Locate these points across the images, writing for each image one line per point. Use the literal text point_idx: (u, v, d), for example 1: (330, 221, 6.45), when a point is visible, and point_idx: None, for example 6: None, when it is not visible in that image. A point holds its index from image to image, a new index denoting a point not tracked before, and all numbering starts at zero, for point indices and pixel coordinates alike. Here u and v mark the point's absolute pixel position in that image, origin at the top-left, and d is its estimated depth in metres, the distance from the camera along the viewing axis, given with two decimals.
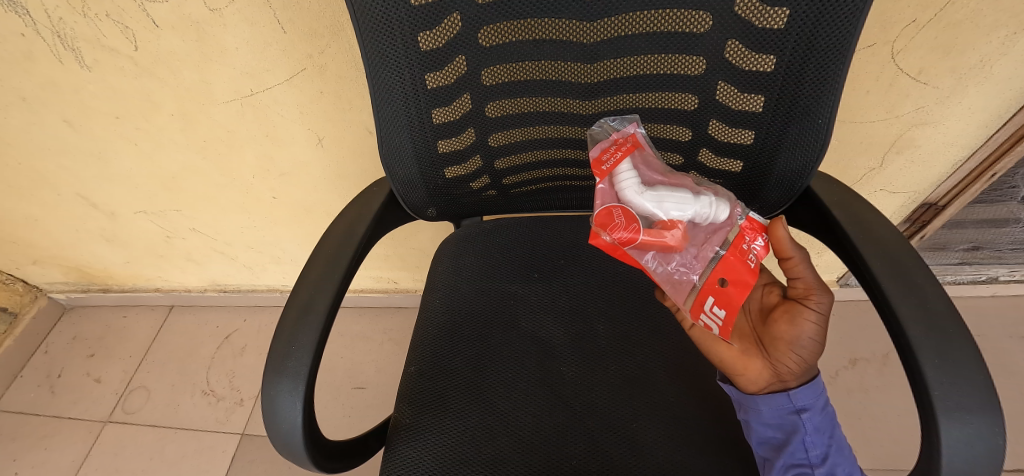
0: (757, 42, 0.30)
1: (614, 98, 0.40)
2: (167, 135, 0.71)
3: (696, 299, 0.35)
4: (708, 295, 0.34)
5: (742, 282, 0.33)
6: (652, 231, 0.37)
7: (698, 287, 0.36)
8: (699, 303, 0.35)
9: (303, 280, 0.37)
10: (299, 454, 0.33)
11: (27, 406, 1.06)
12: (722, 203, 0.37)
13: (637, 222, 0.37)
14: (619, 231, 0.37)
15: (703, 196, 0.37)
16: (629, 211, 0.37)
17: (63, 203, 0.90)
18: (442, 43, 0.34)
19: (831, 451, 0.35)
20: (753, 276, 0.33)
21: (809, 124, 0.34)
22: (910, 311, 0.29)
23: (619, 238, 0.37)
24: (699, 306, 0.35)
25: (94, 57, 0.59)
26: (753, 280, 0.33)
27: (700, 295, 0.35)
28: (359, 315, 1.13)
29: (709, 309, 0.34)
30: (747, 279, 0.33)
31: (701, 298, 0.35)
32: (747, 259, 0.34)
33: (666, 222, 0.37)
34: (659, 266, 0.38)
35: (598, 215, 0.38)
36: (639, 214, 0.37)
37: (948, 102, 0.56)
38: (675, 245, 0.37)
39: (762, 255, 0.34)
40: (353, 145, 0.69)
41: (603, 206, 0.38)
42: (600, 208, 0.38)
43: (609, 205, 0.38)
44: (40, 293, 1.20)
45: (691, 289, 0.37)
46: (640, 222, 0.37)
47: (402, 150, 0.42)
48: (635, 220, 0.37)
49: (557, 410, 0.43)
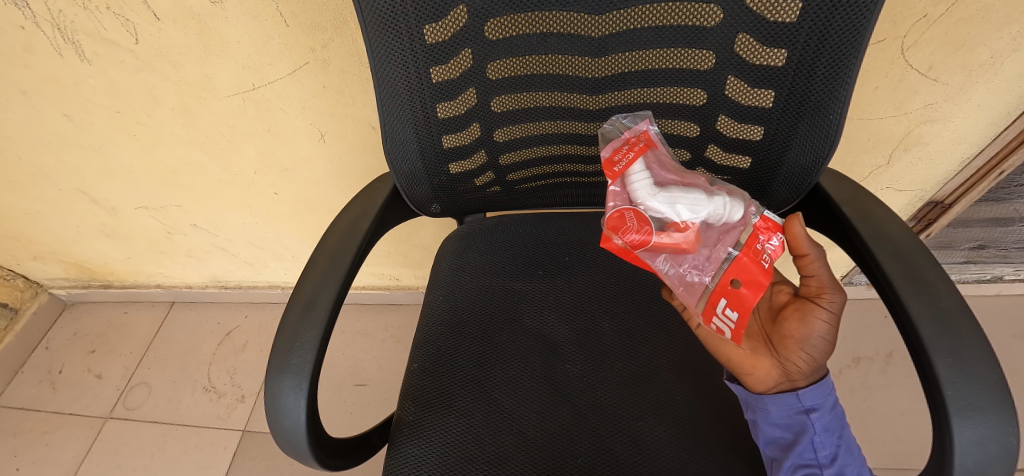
0: (769, 35, 0.30)
1: (622, 93, 0.39)
2: (168, 130, 0.71)
3: (708, 301, 0.35)
4: (720, 297, 0.34)
5: (755, 283, 0.32)
6: (664, 234, 0.36)
7: (710, 289, 0.35)
8: (711, 305, 0.35)
9: (307, 276, 0.37)
10: (302, 451, 0.33)
11: (28, 402, 1.06)
12: (736, 203, 0.36)
13: (649, 224, 0.37)
14: (631, 234, 0.37)
15: (717, 196, 0.37)
16: (642, 214, 0.37)
17: (63, 199, 0.89)
18: (447, 36, 0.33)
19: (840, 451, 0.35)
20: (766, 277, 0.32)
21: (820, 119, 0.34)
22: (921, 310, 0.28)
23: (630, 241, 0.37)
24: (711, 308, 0.34)
25: (95, 51, 0.59)
26: (767, 280, 0.32)
27: (712, 296, 0.35)
28: (360, 312, 1.13)
29: (721, 312, 0.34)
30: (761, 279, 0.32)
31: (713, 300, 0.34)
32: (762, 260, 0.33)
33: (679, 225, 0.36)
34: (671, 268, 0.38)
35: (609, 217, 0.38)
36: (652, 217, 0.37)
37: (957, 98, 0.55)
38: (687, 247, 0.37)
39: (776, 254, 0.33)
40: (356, 140, 0.68)
41: (615, 208, 0.38)
42: (612, 210, 0.38)
43: (621, 207, 0.37)
44: (41, 289, 1.20)
45: (704, 291, 0.36)
46: (652, 224, 0.37)
47: (406, 145, 0.42)
48: (647, 223, 0.37)
49: (562, 408, 0.43)
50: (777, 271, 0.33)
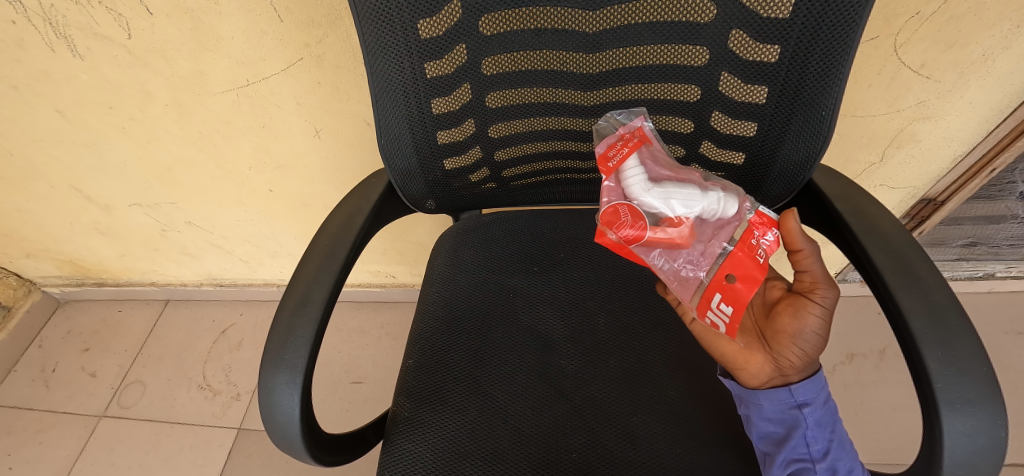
0: (762, 32, 0.30)
1: (617, 89, 0.39)
2: (162, 127, 0.71)
3: (703, 296, 0.35)
4: (715, 291, 0.34)
5: (750, 278, 0.33)
6: (659, 228, 0.36)
7: (705, 284, 0.36)
8: (706, 299, 0.35)
9: (301, 271, 0.37)
10: (297, 447, 0.33)
11: (22, 400, 1.06)
12: (730, 199, 0.36)
13: (644, 219, 0.37)
14: (625, 229, 0.37)
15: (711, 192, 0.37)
16: (636, 209, 0.37)
17: (56, 195, 0.89)
18: (441, 31, 0.33)
19: (833, 446, 0.35)
20: (761, 273, 0.32)
21: (813, 116, 0.34)
22: (912, 304, 0.28)
23: (625, 236, 0.36)
24: (706, 303, 0.35)
25: (87, 46, 0.58)
26: (762, 275, 0.32)
27: (707, 291, 0.35)
28: (356, 309, 1.13)
29: (716, 306, 0.34)
30: (756, 274, 0.32)
31: (708, 294, 0.35)
32: (756, 255, 0.33)
33: (674, 219, 0.36)
34: (665, 263, 0.38)
35: (604, 213, 0.38)
36: (646, 212, 0.37)
37: (949, 96, 0.56)
38: (682, 242, 0.36)
39: (771, 250, 0.33)
40: (352, 137, 0.68)
41: (610, 204, 0.37)
42: (606, 206, 0.38)
43: (615, 203, 0.37)
44: (34, 287, 1.19)
45: (698, 286, 0.36)
46: (646, 219, 0.37)
47: (401, 141, 0.41)
48: (642, 217, 0.37)
49: (557, 403, 0.43)
50: (772, 267, 0.34)
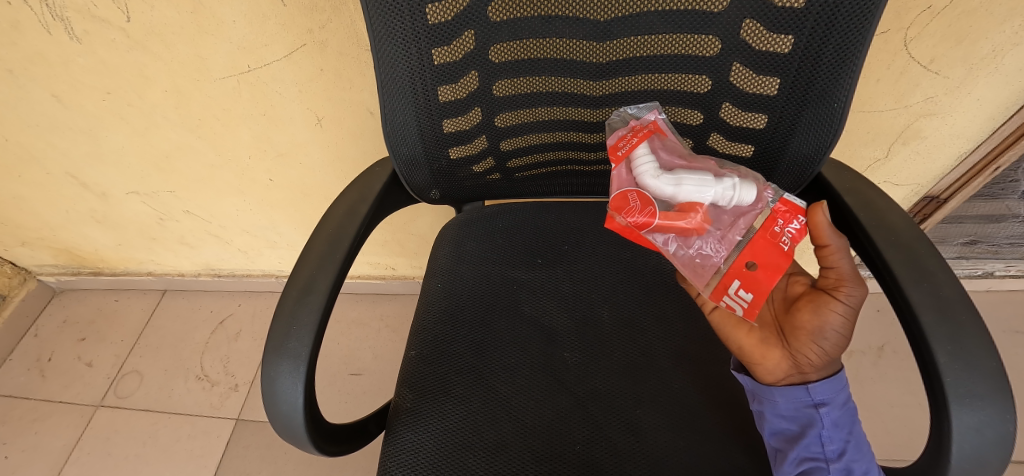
0: (775, 22, 0.30)
1: (627, 79, 0.39)
2: (161, 113, 0.70)
3: (721, 281, 0.36)
4: (735, 278, 0.35)
5: (772, 266, 0.33)
6: (670, 215, 0.36)
7: (723, 271, 0.36)
8: (724, 285, 0.36)
9: (304, 259, 0.36)
10: (300, 436, 0.32)
11: (17, 389, 1.05)
12: (748, 185, 0.35)
13: (654, 205, 0.37)
14: (634, 215, 0.37)
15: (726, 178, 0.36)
16: (646, 195, 0.37)
17: (51, 182, 0.87)
18: (449, 16, 0.32)
19: (848, 447, 0.34)
20: (785, 261, 0.33)
21: (825, 108, 0.34)
22: (922, 297, 0.28)
23: (634, 221, 0.37)
24: (724, 288, 0.35)
25: (84, 29, 0.57)
26: (786, 264, 0.33)
27: (726, 278, 0.35)
28: (356, 301, 1.12)
29: (734, 292, 0.35)
30: (779, 263, 0.33)
31: (727, 281, 0.35)
32: (780, 243, 0.33)
33: (685, 206, 0.36)
34: (679, 249, 0.38)
35: (613, 199, 0.38)
36: (656, 198, 0.37)
37: (957, 92, 0.55)
38: (696, 228, 0.36)
39: (796, 238, 0.33)
40: (354, 126, 0.67)
41: (620, 190, 0.38)
42: (617, 192, 0.38)
43: (624, 189, 0.38)
44: (29, 275, 1.18)
45: (715, 272, 0.37)
46: (656, 205, 0.37)
47: (406, 128, 0.41)
48: (651, 203, 0.37)
49: (559, 395, 0.43)
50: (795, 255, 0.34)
